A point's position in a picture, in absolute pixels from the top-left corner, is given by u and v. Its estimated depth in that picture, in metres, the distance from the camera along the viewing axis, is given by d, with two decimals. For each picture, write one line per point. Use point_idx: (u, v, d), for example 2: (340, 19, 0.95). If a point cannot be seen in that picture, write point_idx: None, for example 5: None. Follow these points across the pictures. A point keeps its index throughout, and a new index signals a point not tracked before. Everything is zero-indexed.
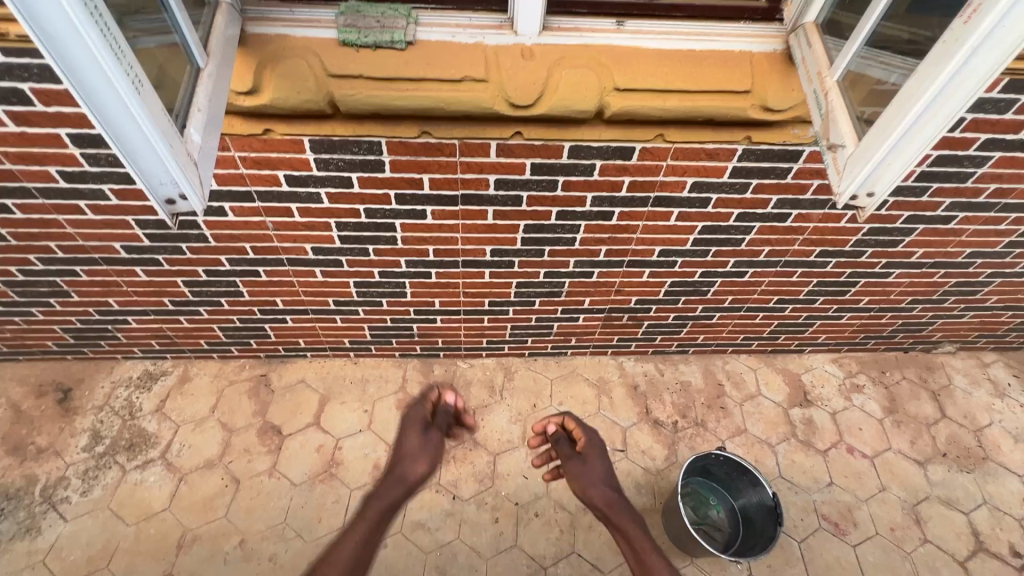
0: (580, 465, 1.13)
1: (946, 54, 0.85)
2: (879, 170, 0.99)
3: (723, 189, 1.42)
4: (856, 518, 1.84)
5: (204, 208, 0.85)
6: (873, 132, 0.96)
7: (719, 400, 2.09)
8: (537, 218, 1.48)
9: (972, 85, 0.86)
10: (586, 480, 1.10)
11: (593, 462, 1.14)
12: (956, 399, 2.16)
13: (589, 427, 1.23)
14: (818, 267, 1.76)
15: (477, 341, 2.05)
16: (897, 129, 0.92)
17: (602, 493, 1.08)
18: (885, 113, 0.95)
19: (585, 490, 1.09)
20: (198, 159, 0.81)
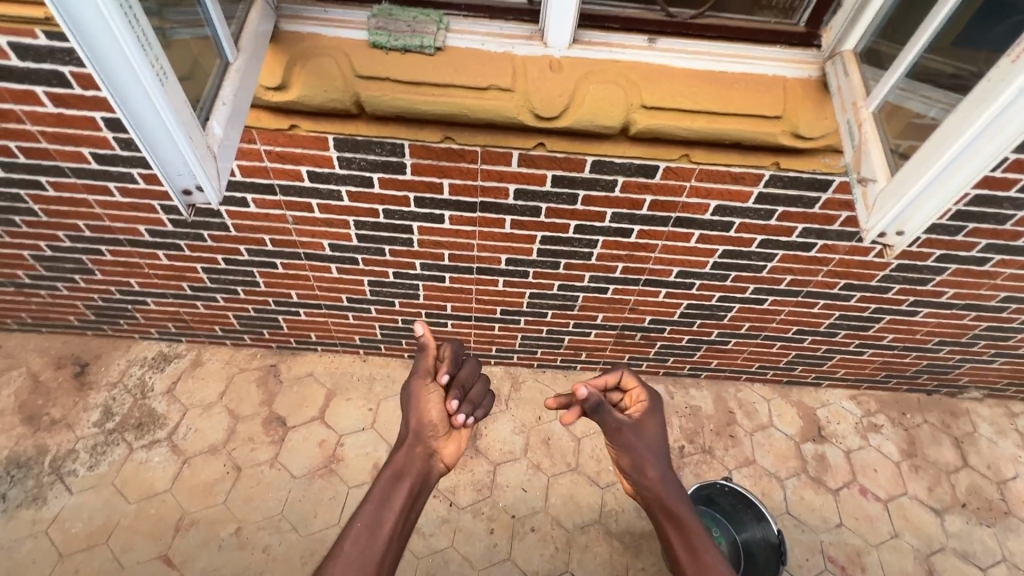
0: (634, 437, 1.02)
1: (990, 93, 0.82)
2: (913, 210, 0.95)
3: (746, 214, 1.39)
4: (865, 563, 1.77)
5: (221, 201, 0.85)
6: (906, 167, 0.93)
7: (729, 429, 2.03)
8: (554, 230, 1.47)
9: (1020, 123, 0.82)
10: (639, 454, 1.01)
11: (651, 436, 1.05)
12: (980, 447, 2.06)
13: (649, 389, 1.12)
14: (840, 299, 1.71)
15: (485, 348, 2.03)
16: (934, 167, 0.89)
17: (661, 474, 1.00)
18: (922, 150, 0.92)
19: (639, 468, 1.00)
20: (218, 152, 0.82)
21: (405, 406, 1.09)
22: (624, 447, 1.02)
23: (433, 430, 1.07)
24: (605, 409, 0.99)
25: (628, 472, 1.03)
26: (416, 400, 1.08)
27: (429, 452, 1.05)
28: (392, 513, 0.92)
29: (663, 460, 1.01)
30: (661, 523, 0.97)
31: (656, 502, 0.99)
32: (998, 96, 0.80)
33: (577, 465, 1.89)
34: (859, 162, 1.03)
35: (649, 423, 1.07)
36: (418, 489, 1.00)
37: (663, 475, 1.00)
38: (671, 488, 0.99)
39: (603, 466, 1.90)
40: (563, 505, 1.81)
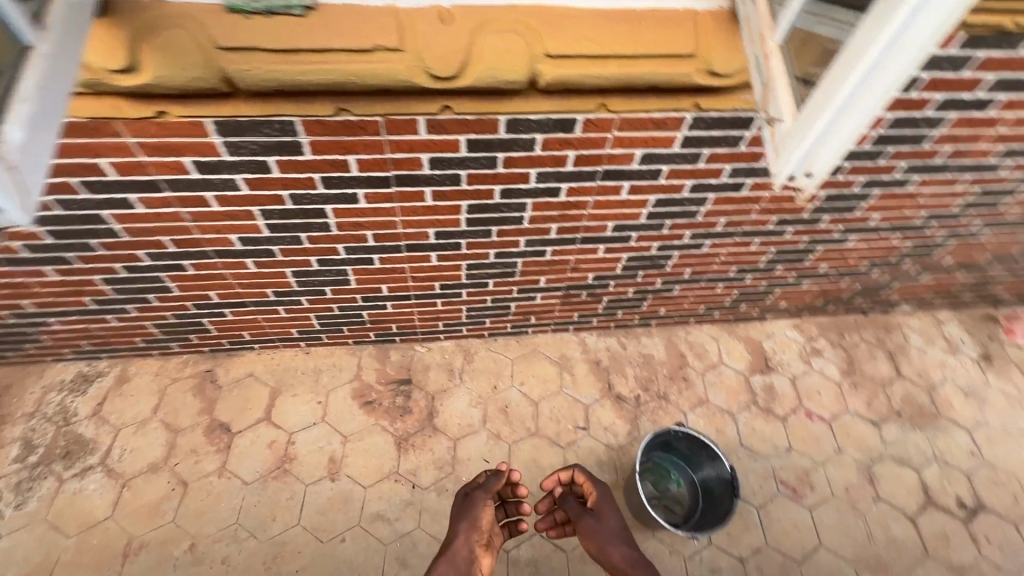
0: (595, 524, 1.35)
1: (872, 33, 0.95)
2: (815, 147, 1.16)
3: (673, 159, 1.34)
4: (813, 481, 1.87)
5: (30, 219, 0.77)
6: (810, 104, 1.08)
7: (681, 372, 2.07)
8: (479, 197, 1.38)
9: (898, 54, 0.97)
10: (601, 538, 1.31)
11: (609, 523, 1.36)
12: (911, 357, 2.19)
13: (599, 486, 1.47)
14: (775, 235, 1.72)
15: (432, 324, 1.97)
16: (833, 102, 1.04)
17: (620, 546, 1.28)
18: (821, 88, 1.05)
19: (602, 550, 1.29)
20: (17, 162, 0.70)
21: (458, 517, 1.37)
22: (591, 533, 1.34)
23: (479, 538, 1.33)
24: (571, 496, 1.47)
25: (597, 555, 1.32)
26: (466, 510, 1.37)
27: (472, 557, 1.28)
28: None
29: (621, 543, 1.30)
30: None
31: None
32: (879, 36, 0.94)
33: (536, 429, 1.90)
34: (764, 103, 1.17)
35: (606, 512, 1.39)
36: None
37: (624, 552, 1.27)
38: (627, 555, 1.25)
39: (562, 426, 1.91)
40: (526, 469, 1.82)
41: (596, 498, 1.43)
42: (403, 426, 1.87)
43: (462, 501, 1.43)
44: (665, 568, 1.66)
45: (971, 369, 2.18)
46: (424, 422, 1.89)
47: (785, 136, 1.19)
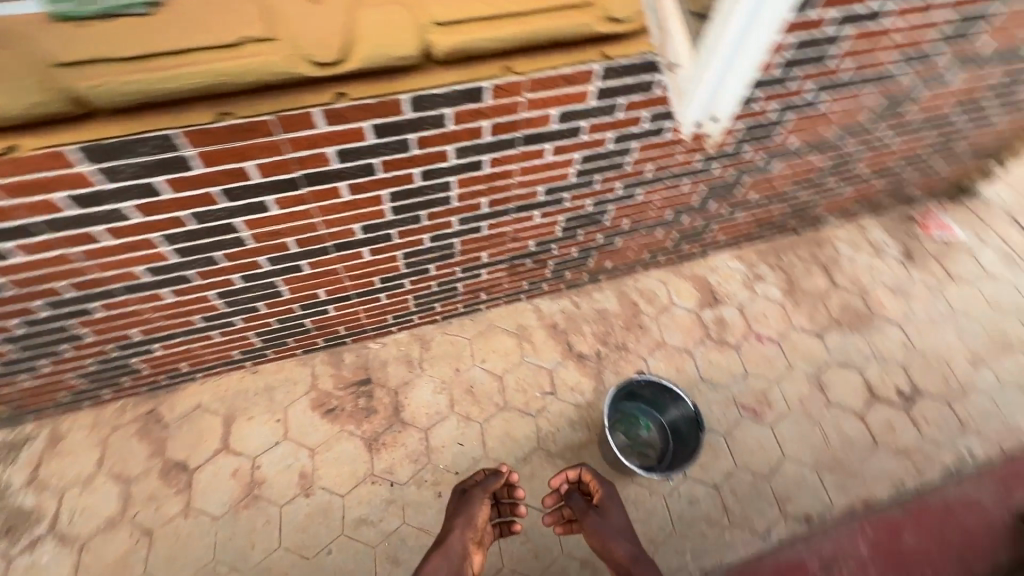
0: (599, 519, 1.35)
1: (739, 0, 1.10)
2: (712, 91, 1.32)
3: (591, 114, 1.31)
4: (771, 399, 1.97)
5: None
6: (698, 61, 1.23)
7: (636, 321, 2.11)
8: (399, 183, 1.31)
9: (764, 17, 1.13)
10: (604, 534, 1.32)
11: (613, 520, 1.35)
12: (843, 267, 2.31)
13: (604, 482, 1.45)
14: (704, 173, 1.74)
15: (381, 319, 1.91)
16: (716, 60, 1.20)
17: (624, 543, 1.29)
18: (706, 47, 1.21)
19: (605, 544, 1.31)
20: None
21: (454, 514, 1.36)
22: (595, 529, 1.34)
23: (473, 535, 1.33)
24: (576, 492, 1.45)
25: (600, 550, 1.32)
26: (464, 507, 1.36)
27: (465, 555, 1.29)
28: None
29: (624, 539, 1.30)
30: None
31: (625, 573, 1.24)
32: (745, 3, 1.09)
33: (505, 403, 1.90)
34: (661, 48, 1.22)
35: (612, 509, 1.38)
36: None
37: (626, 549, 1.27)
38: (631, 553, 1.26)
39: (529, 394, 1.92)
40: (500, 444, 1.83)
41: (599, 494, 1.42)
42: (370, 427, 1.83)
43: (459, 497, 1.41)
44: (647, 510, 1.73)
45: (896, 268, 2.33)
46: (391, 419, 1.85)
47: (687, 79, 1.30)
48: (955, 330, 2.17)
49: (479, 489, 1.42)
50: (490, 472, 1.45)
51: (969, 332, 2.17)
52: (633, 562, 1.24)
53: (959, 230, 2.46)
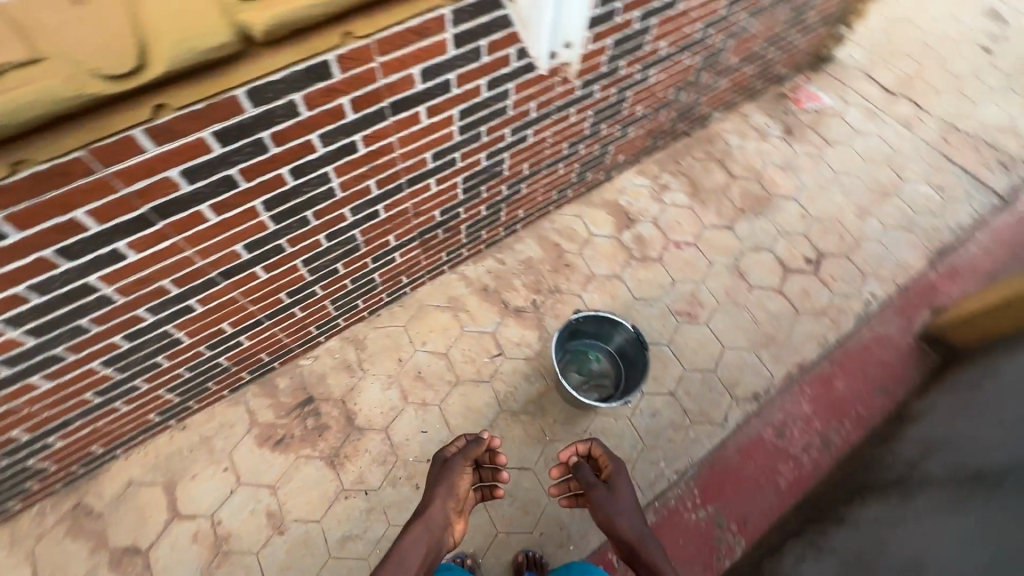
0: (606, 497, 1.26)
1: None
2: (563, 24, 1.10)
3: (455, 64, 1.21)
4: (700, 298, 2.07)
5: None
6: None
7: (562, 261, 2.11)
8: (270, 189, 1.18)
9: None
10: (611, 510, 1.24)
11: (622, 497, 1.26)
12: (735, 157, 2.42)
13: (613, 456, 1.37)
14: (587, 99, 1.70)
15: (304, 333, 1.79)
16: None
17: (634, 523, 1.22)
18: None
19: (610, 520, 1.24)
20: None
21: (436, 482, 1.34)
22: (601, 505, 1.26)
23: (455, 504, 1.31)
24: (585, 467, 1.33)
25: (604, 525, 1.25)
26: (447, 474, 1.34)
27: (446, 524, 1.26)
28: (412, 564, 1.12)
29: (633, 517, 1.23)
30: (634, 566, 1.17)
31: (630, 550, 1.19)
32: None
33: (457, 378, 1.87)
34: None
35: (620, 484, 1.29)
36: (433, 551, 1.20)
37: (635, 527, 1.21)
38: (639, 532, 1.20)
39: (479, 362, 1.90)
40: (463, 418, 1.81)
41: (608, 470, 1.33)
42: (327, 445, 1.74)
43: (442, 466, 1.38)
44: (617, 435, 1.80)
45: (781, 146, 2.46)
46: (346, 429, 1.77)
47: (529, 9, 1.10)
48: (841, 190, 2.35)
49: (465, 459, 1.39)
50: (474, 439, 1.43)
51: (852, 189, 2.36)
52: (640, 542, 1.19)
53: (826, 98, 2.63)
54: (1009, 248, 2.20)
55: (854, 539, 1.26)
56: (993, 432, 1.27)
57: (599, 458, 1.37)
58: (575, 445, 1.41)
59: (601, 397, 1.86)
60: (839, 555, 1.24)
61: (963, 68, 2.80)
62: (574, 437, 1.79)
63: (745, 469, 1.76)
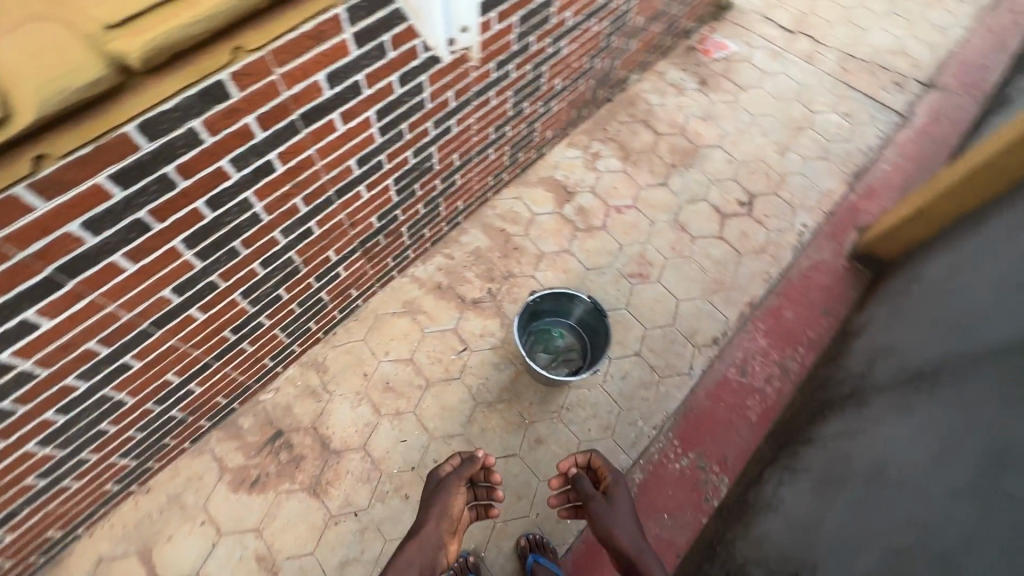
0: (606, 510, 1.27)
1: None
2: None
3: (361, 64, 1.16)
4: (649, 258, 2.12)
5: None
6: None
7: (510, 245, 2.11)
8: (188, 225, 1.10)
9: None
10: (610, 521, 1.25)
11: (621, 510, 1.27)
12: (658, 115, 2.47)
13: (613, 468, 1.38)
14: (504, 80, 1.68)
15: (259, 367, 1.71)
16: None
17: (632, 537, 1.22)
18: None
19: (609, 532, 1.24)
20: None
21: (431, 501, 1.31)
22: (600, 518, 1.27)
23: (451, 525, 1.28)
24: (585, 480, 1.34)
25: (602, 538, 1.26)
26: (441, 495, 1.31)
27: (441, 545, 1.24)
28: None
29: (631, 530, 1.23)
30: None
31: (629, 562, 1.19)
32: None
33: (427, 381, 1.85)
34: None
35: (620, 498, 1.30)
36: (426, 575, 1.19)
37: (633, 539, 1.21)
38: (638, 546, 1.19)
39: (446, 361, 1.88)
40: (441, 419, 1.79)
41: (609, 482, 1.34)
42: (306, 475, 1.69)
43: (437, 485, 1.35)
44: (592, 404, 1.84)
45: (699, 98, 2.54)
46: (323, 455, 1.72)
47: None
48: (760, 131, 2.45)
49: (460, 478, 1.36)
50: (468, 458, 1.39)
51: (770, 129, 2.46)
52: (639, 555, 1.18)
53: (733, 45, 2.72)
54: (916, 160, 2.36)
55: (823, 456, 1.34)
56: (926, 332, 1.37)
57: (599, 471, 1.38)
58: (576, 457, 1.41)
59: (572, 371, 1.88)
60: (812, 474, 1.32)
61: None
62: (553, 415, 1.82)
63: (716, 411, 1.83)
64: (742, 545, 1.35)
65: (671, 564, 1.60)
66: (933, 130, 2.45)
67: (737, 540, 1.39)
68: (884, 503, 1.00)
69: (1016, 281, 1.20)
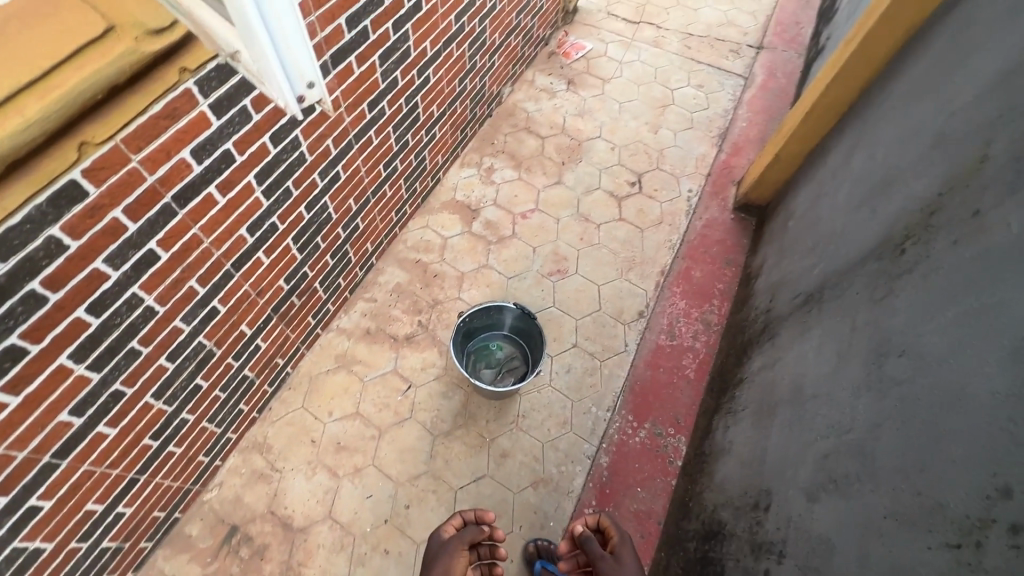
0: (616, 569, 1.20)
1: None
2: None
3: (226, 132, 1.12)
4: (563, 253, 2.21)
5: None
6: None
7: (429, 274, 2.12)
8: (72, 338, 1.02)
9: None
10: None
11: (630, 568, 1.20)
12: (538, 120, 2.60)
13: (621, 529, 1.33)
14: (381, 118, 1.70)
15: (195, 466, 1.59)
16: None
17: None
18: None
19: None
20: None
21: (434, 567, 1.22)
22: None
23: None
24: (591, 541, 1.28)
25: None
26: (446, 560, 1.22)
27: None
28: None
29: None
30: None
31: None
32: None
33: (380, 429, 1.80)
34: (210, 41, 1.03)
35: (628, 555, 1.23)
36: None
37: None
38: None
39: (394, 404, 1.85)
40: (402, 463, 1.75)
41: (615, 541, 1.28)
42: (274, 564, 1.58)
43: (441, 549, 1.27)
44: (546, 404, 1.88)
45: (571, 98, 2.70)
46: (287, 537, 1.62)
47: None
48: (631, 116, 2.65)
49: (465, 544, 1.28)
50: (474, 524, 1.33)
51: (640, 112, 2.67)
52: None
53: (589, 44, 2.92)
54: (765, 113, 2.66)
55: (755, 391, 1.46)
56: (806, 259, 1.53)
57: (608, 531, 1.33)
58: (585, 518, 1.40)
59: (519, 378, 1.90)
60: (750, 410, 1.43)
61: None
62: (511, 425, 1.84)
63: (658, 378, 1.94)
64: (710, 493, 1.43)
65: (655, 533, 1.66)
66: (772, 84, 2.77)
67: (704, 492, 1.48)
68: (808, 417, 1.11)
69: (859, 196, 1.37)
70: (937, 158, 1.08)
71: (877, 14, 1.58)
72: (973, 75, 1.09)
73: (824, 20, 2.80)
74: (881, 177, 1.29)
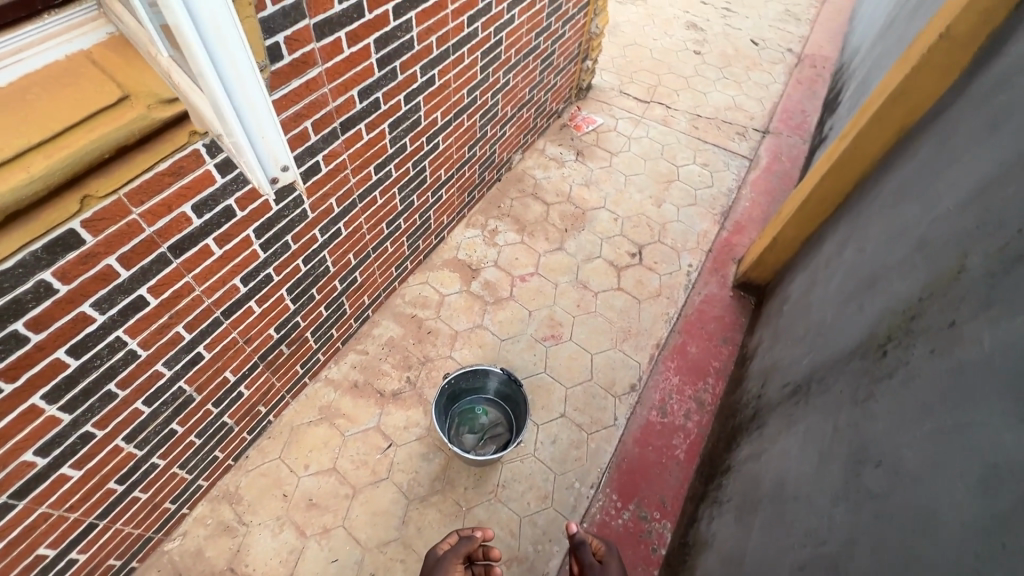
0: None
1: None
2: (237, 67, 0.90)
3: (229, 189, 1.19)
4: (558, 318, 2.21)
5: None
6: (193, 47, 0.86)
7: (423, 329, 2.13)
8: (50, 375, 1.03)
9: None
10: None
11: None
12: (545, 188, 2.69)
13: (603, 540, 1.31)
14: (387, 179, 1.77)
15: (160, 513, 1.55)
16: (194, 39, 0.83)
17: None
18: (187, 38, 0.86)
19: None
20: None
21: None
22: None
23: None
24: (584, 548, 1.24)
25: None
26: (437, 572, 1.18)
27: None
28: None
29: None
30: None
31: None
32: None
33: (355, 488, 1.75)
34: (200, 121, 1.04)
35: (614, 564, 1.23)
36: None
37: None
38: None
39: (371, 462, 1.81)
40: (372, 527, 1.69)
41: (602, 549, 1.27)
42: None
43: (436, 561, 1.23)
44: (527, 476, 1.82)
45: (579, 168, 2.79)
46: None
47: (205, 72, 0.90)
48: (636, 188, 2.72)
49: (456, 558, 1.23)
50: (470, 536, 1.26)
51: (645, 186, 2.74)
52: None
53: (599, 119, 3.06)
54: (768, 195, 2.70)
55: (740, 483, 1.39)
56: (797, 348, 1.51)
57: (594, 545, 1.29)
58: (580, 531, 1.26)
59: (501, 446, 1.85)
60: (734, 504, 1.37)
61: (688, 70, 3.46)
62: (489, 495, 1.77)
63: (646, 457, 1.87)
64: None
65: None
66: (775, 167, 2.84)
67: None
68: (787, 521, 1.05)
69: (848, 291, 1.36)
70: (919, 262, 1.08)
71: (870, 115, 1.63)
72: (953, 184, 1.12)
73: (828, 110, 2.90)
74: (869, 274, 1.29)
